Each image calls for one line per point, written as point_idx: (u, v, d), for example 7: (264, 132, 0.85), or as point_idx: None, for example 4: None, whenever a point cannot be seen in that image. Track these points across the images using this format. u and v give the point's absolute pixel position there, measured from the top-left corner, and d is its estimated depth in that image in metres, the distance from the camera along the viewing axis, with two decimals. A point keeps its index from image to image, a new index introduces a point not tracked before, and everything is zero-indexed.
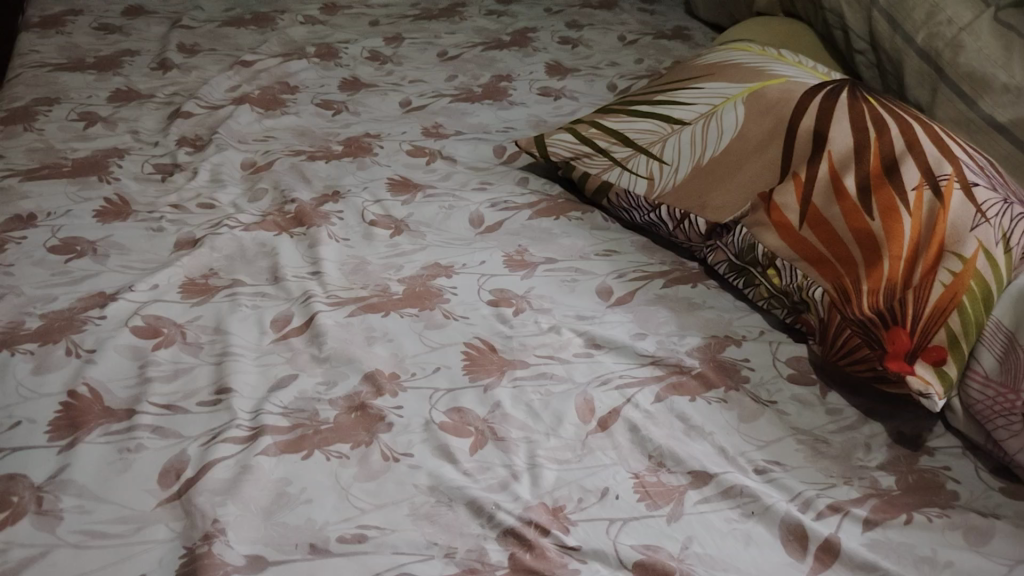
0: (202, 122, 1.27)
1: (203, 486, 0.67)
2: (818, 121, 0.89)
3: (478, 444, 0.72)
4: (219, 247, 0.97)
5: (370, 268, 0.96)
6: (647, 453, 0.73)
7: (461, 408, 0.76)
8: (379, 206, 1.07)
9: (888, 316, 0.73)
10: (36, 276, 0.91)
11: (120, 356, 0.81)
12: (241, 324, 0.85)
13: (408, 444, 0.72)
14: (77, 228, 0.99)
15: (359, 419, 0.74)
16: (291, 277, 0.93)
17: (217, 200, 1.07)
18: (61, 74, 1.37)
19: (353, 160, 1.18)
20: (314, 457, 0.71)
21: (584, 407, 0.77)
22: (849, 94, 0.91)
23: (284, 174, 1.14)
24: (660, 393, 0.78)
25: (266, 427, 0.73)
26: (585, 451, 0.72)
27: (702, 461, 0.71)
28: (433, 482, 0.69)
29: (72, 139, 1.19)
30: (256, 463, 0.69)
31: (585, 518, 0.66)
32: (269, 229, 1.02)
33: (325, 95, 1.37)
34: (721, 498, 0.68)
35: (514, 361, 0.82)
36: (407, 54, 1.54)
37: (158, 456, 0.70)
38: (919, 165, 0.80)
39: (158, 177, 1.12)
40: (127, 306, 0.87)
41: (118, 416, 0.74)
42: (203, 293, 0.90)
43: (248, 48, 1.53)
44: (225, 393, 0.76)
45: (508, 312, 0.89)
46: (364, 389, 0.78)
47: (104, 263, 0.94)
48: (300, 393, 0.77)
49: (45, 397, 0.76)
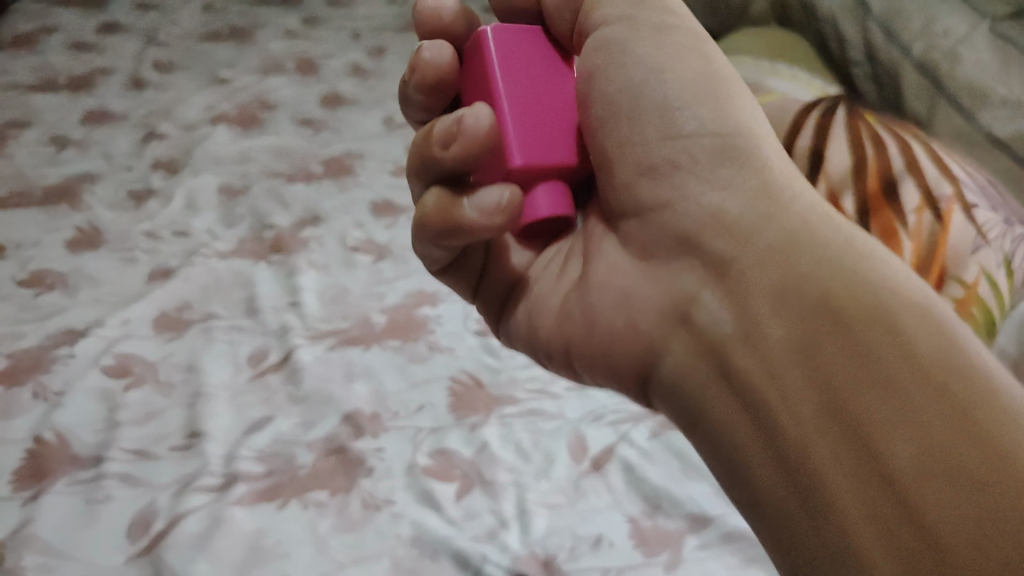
0: (177, 144, 1.23)
1: (174, 540, 0.63)
2: (814, 138, 0.79)
3: (464, 489, 0.69)
4: (193, 278, 0.93)
5: (350, 297, 0.92)
6: (642, 495, 0.69)
7: (446, 450, 0.72)
8: (361, 230, 1.04)
9: None
10: (2, 312, 0.87)
11: (87, 398, 0.76)
12: (215, 361, 0.82)
13: (390, 491, 0.68)
14: (46, 259, 0.95)
15: (339, 463, 0.71)
16: (268, 309, 0.89)
17: (192, 227, 1.04)
18: (33, 95, 1.34)
19: (334, 182, 1.14)
20: (292, 506, 0.67)
21: (576, 446, 0.73)
22: (844, 111, 0.82)
23: (262, 198, 1.10)
24: (655, 428, 0.75)
25: (240, 473, 0.69)
26: (577, 495, 0.69)
27: (700, 503, 0.68)
28: (416, 532, 0.65)
29: (42, 164, 1.15)
30: (229, 514, 0.65)
31: (577, 570, 0.63)
32: (246, 257, 0.98)
33: (306, 113, 1.33)
34: (720, 543, 0.65)
35: (502, 397, 0.78)
36: (391, 68, 1.51)
37: (127, 509, 0.66)
38: (920, 182, 0.73)
39: (131, 203, 1.08)
40: (97, 342, 0.83)
41: (85, 464, 0.70)
42: (177, 328, 0.86)
43: (226, 65, 1.49)
44: (198, 438, 0.72)
45: (495, 342, 0.85)
46: (344, 431, 0.74)
47: (74, 296, 0.90)
48: (276, 436, 0.73)
49: (8, 444, 0.71)
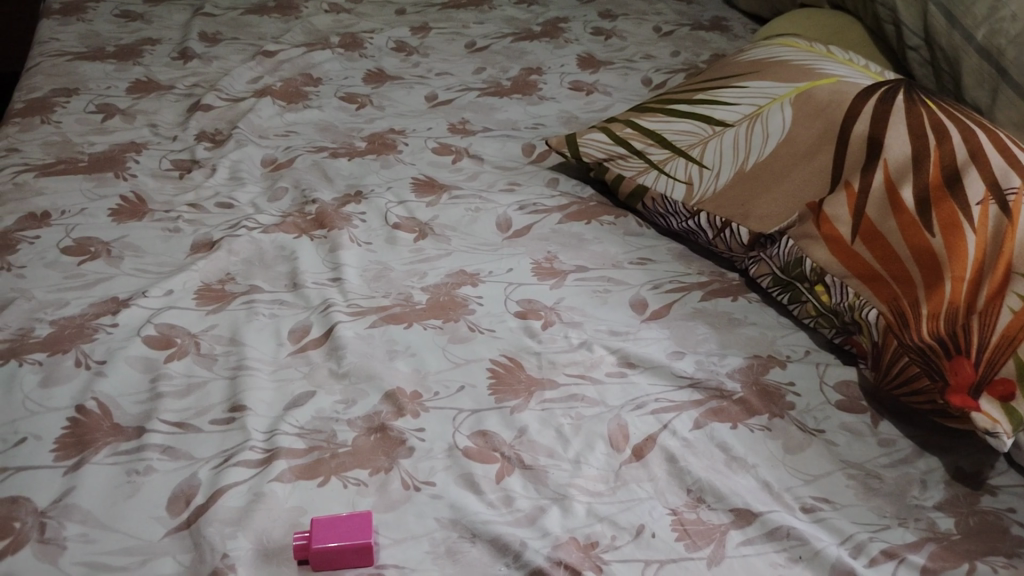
0: (222, 116, 1.23)
1: (213, 516, 0.63)
2: (873, 127, 0.83)
3: (504, 472, 0.68)
4: (236, 251, 0.93)
5: (392, 275, 0.91)
6: (686, 487, 0.68)
7: (486, 432, 0.72)
8: (403, 207, 1.03)
9: (950, 343, 0.68)
10: (47, 278, 0.88)
11: (131, 369, 0.77)
12: (257, 335, 0.81)
13: (430, 472, 0.68)
14: (92, 227, 0.96)
15: (379, 442, 0.70)
16: (311, 284, 0.89)
17: (236, 200, 1.04)
18: (80, 63, 1.34)
19: (377, 158, 1.14)
20: (331, 484, 0.66)
21: (618, 433, 0.72)
22: (906, 98, 0.85)
23: (305, 173, 1.10)
24: (698, 420, 0.74)
25: (280, 449, 0.69)
26: (619, 484, 0.68)
27: (745, 498, 0.67)
28: (455, 515, 0.64)
29: (89, 131, 1.15)
30: (270, 491, 0.65)
31: (619, 559, 0.62)
32: (289, 231, 0.97)
33: (349, 88, 1.33)
34: (766, 540, 0.64)
35: (543, 380, 0.77)
36: (435, 45, 1.49)
37: (168, 480, 0.66)
38: (984, 176, 0.74)
39: (176, 174, 1.08)
40: (140, 313, 0.83)
41: (127, 435, 0.70)
42: (220, 300, 0.86)
43: (271, 38, 1.49)
44: (239, 412, 0.72)
45: (536, 325, 0.84)
46: (384, 409, 0.73)
47: (118, 265, 0.90)
48: (317, 413, 0.73)
49: (52, 412, 0.72)
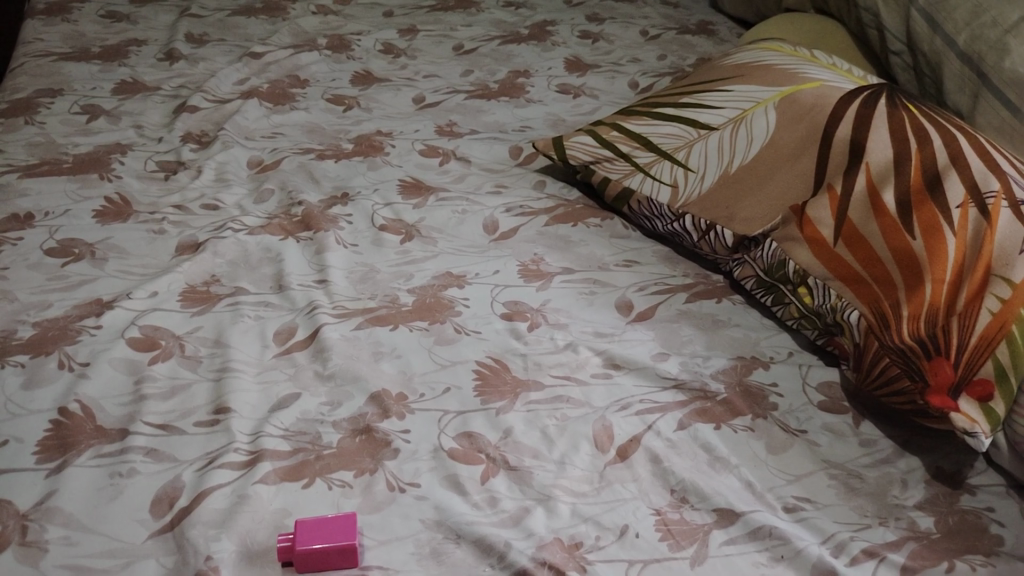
0: (208, 117, 1.23)
1: (197, 518, 0.63)
2: (857, 131, 0.84)
3: (489, 472, 0.68)
4: (222, 253, 0.93)
5: (378, 276, 0.91)
6: (670, 487, 0.68)
7: (471, 433, 0.72)
8: (390, 209, 1.03)
9: (930, 344, 0.68)
10: (31, 279, 0.87)
11: (115, 371, 0.76)
12: (242, 337, 0.81)
13: (415, 473, 0.68)
14: (76, 229, 0.95)
15: (364, 444, 0.70)
16: (297, 286, 0.89)
17: (222, 201, 1.03)
18: (66, 64, 1.34)
19: (364, 160, 1.14)
20: (316, 485, 0.66)
21: (602, 434, 0.72)
22: (888, 101, 0.86)
23: (291, 174, 1.10)
24: (683, 421, 0.74)
25: (265, 450, 0.69)
26: (604, 485, 0.68)
27: (729, 498, 0.67)
28: (440, 516, 0.64)
29: (74, 132, 1.15)
30: (253, 492, 0.65)
31: (604, 559, 0.62)
32: (275, 232, 0.97)
33: (337, 90, 1.33)
34: (748, 540, 0.64)
35: (529, 382, 0.78)
36: (422, 47, 1.50)
37: (151, 482, 0.66)
38: (964, 179, 0.75)
39: (161, 175, 1.08)
40: (125, 314, 0.83)
41: (111, 437, 0.70)
42: (205, 301, 0.86)
43: (258, 39, 1.49)
44: (224, 413, 0.72)
45: (522, 327, 0.85)
46: (370, 411, 0.73)
47: (103, 267, 0.90)
48: (302, 414, 0.73)
49: (34, 414, 0.71)
